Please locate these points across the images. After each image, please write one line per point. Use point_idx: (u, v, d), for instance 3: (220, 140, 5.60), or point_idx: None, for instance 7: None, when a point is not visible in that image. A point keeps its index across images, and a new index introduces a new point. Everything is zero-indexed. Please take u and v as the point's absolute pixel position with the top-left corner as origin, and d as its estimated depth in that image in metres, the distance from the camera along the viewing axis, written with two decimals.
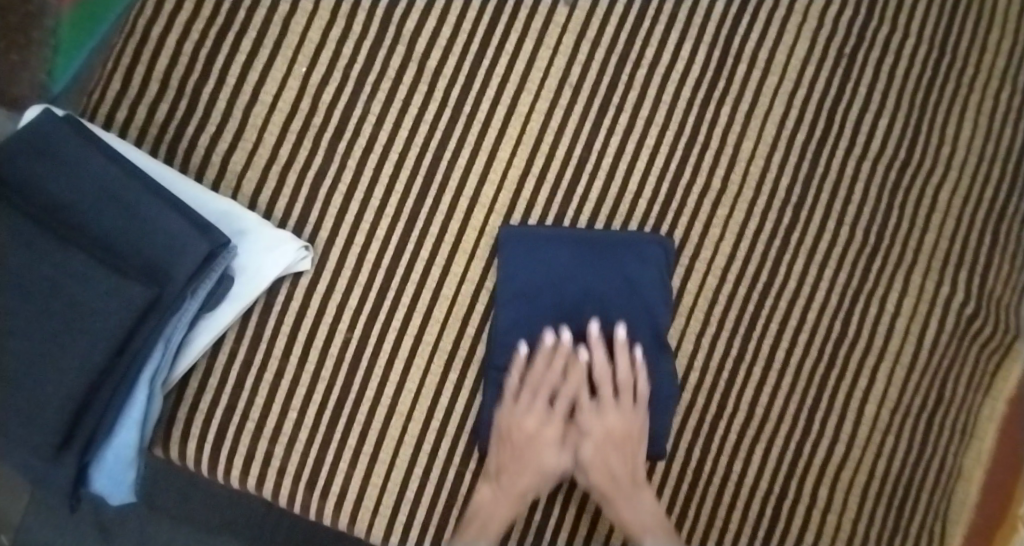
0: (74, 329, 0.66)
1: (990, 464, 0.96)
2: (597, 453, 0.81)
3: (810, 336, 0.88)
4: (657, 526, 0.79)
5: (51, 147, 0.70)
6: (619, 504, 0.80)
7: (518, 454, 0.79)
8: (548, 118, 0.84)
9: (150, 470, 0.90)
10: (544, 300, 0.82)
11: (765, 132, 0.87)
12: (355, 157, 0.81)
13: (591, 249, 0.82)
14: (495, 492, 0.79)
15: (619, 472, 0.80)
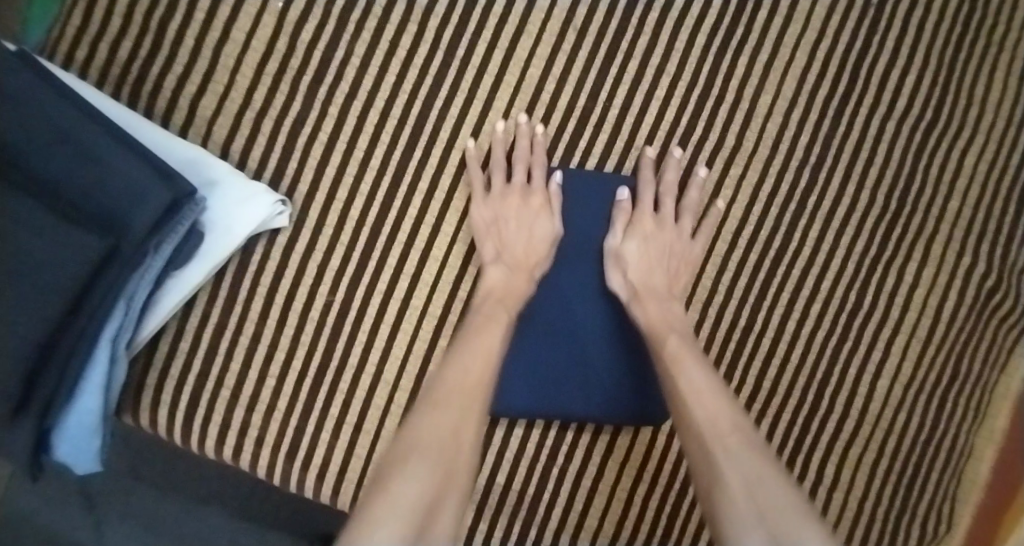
0: (21, 286, 0.60)
1: (1002, 447, 0.91)
2: (643, 255, 0.76)
3: (822, 307, 0.83)
4: (710, 394, 0.66)
5: None
6: (649, 303, 0.74)
7: (524, 228, 0.75)
8: (550, 65, 0.77)
9: (138, 443, 0.87)
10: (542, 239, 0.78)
11: (783, 88, 0.81)
12: (338, 103, 0.74)
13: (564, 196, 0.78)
14: (510, 271, 0.74)
15: (659, 281, 0.76)
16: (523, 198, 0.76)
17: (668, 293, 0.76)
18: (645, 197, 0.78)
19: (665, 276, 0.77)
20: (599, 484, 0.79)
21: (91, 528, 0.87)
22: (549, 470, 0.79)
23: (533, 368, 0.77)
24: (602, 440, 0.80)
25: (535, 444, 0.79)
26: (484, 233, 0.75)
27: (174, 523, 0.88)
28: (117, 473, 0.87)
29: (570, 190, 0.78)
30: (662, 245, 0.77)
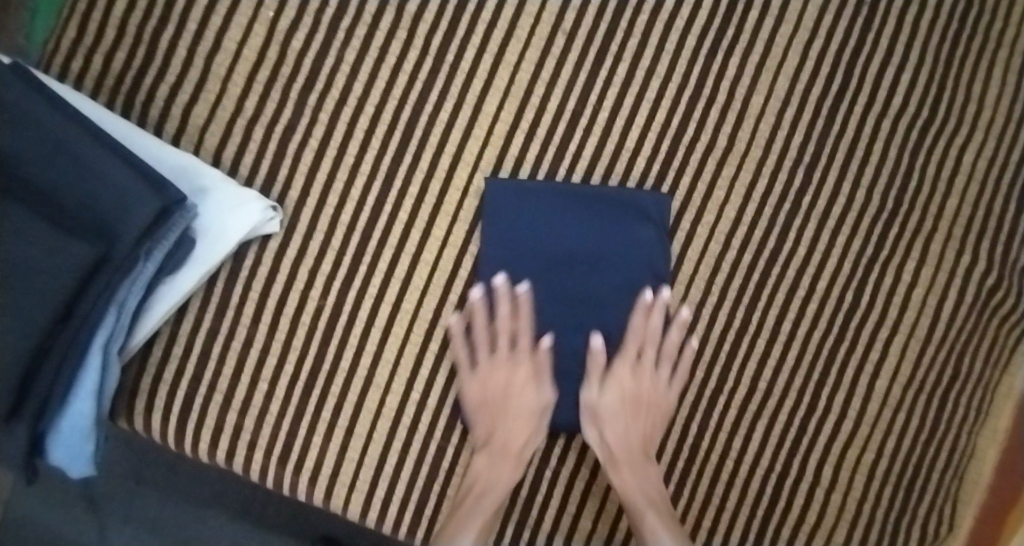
0: (10, 292, 0.60)
1: (1005, 448, 0.91)
2: (619, 408, 0.76)
3: (818, 307, 0.82)
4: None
5: None
6: (620, 468, 0.76)
7: (513, 409, 0.75)
8: (540, 68, 0.77)
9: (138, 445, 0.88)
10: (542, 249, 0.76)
11: (777, 87, 0.80)
12: (328, 109, 0.74)
13: (590, 201, 0.76)
14: (499, 456, 0.74)
15: (632, 436, 0.76)
16: (510, 371, 0.75)
17: (638, 451, 0.76)
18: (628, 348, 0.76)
19: (640, 433, 0.77)
20: (592, 488, 0.79)
21: (93, 528, 0.88)
22: (541, 474, 0.78)
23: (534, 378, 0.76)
24: (594, 446, 0.79)
25: None
26: (476, 406, 0.75)
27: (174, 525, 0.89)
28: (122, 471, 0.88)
29: (569, 200, 0.76)
30: (638, 399, 0.77)
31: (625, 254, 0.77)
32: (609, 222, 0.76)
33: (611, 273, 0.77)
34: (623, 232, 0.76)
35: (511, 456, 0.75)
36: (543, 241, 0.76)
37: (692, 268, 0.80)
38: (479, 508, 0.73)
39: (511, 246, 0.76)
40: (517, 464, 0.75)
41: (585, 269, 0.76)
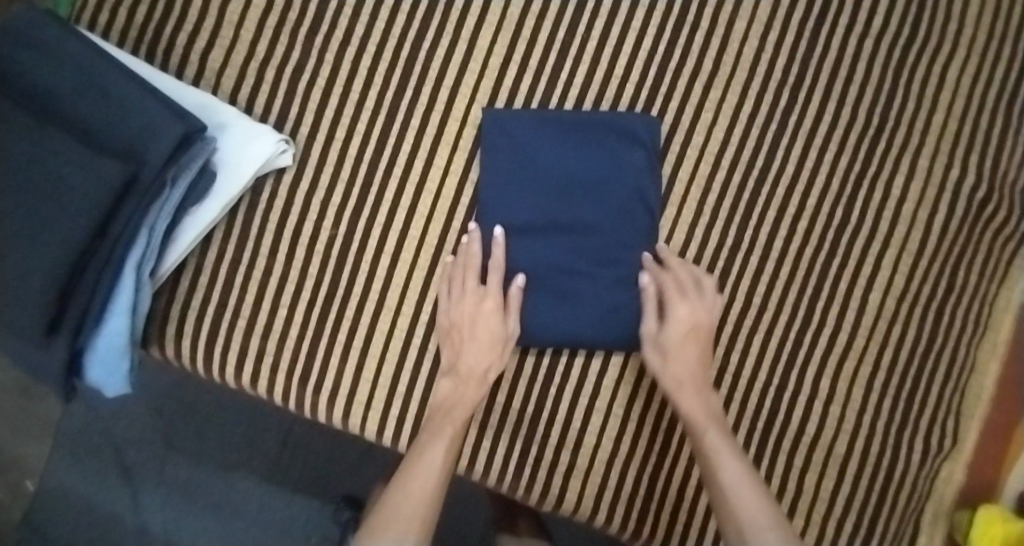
0: (53, 209, 0.66)
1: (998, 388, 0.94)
2: (679, 341, 0.78)
3: (809, 224, 0.85)
4: (746, 486, 0.72)
5: (27, 32, 0.70)
6: (688, 396, 0.77)
7: (477, 340, 0.77)
8: (530, 3, 0.81)
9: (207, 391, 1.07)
10: (539, 175, 0.80)
11: (759, 12, 0.84)
12: (333, 50, 0.80)
13: (582, 125, 0.80)
14: (462, 383, 0.77)
15: (695, 367, 0.78)
16: (477, 303, 0.78)
17: (701, 380, 0.78)
18: (669, 282, 0.79)
19: (698, 360, 0.79)
20: (596, 402, 0.83)
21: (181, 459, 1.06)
22: (547, 389, 0.82)
23: (535, 299, 0.80)
24: (596, 361, 0.83)
25: (532, 366, 0.82)
26: (444, 335, 0.78)
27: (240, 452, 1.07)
28: (193, 391, 1.07)
29: (565, 127, 0.80)
30: (698, 327, 0.78)
31: (620, 175, 0.81)
32: (602, 145, 0.80)
33: (605, 193, 0.81)
34: (615, 157, 0.80)
35: (475, 386, 0.77)
36: (540, 166, 0.80)
37: (685, 189, 0.84)
38: (442, 432, 0.75)
39: (510, 171, 0.80)
40: (478, 396, 0.77)
41: (581, 192, 0.80)
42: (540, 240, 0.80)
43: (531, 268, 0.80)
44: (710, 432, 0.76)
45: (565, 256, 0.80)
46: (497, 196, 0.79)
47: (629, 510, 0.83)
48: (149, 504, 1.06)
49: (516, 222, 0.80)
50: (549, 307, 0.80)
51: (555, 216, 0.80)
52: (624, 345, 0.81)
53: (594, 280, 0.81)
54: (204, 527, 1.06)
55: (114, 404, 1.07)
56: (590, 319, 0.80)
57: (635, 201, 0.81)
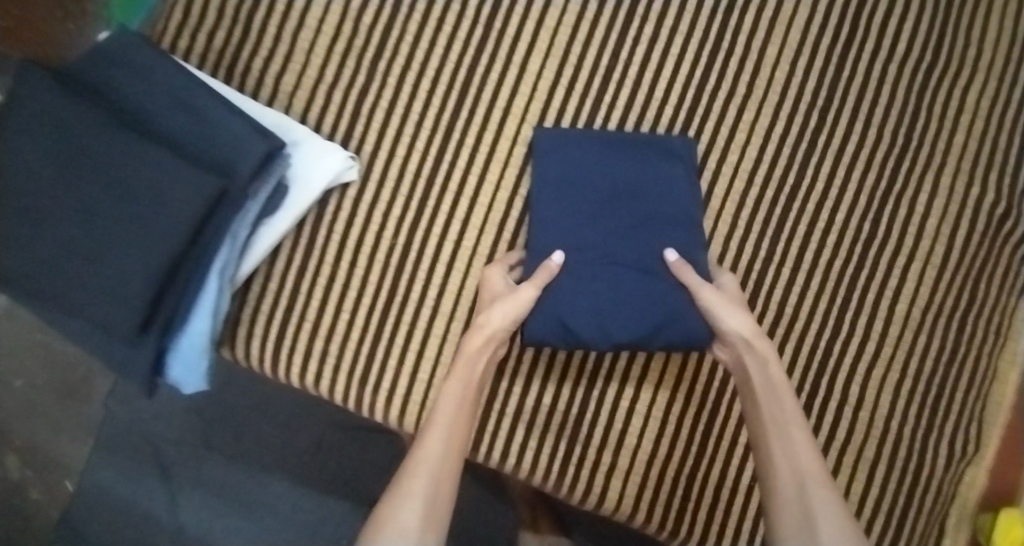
0: (151, 218, 0.72)
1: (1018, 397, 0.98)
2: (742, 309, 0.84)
3: (838, 238, 0.90)
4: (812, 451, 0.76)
5: (124, 57, 0.77)
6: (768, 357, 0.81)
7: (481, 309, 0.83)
8: (576, 30, 0.87)
9: (261, 395, 1.13)
10: (586, 186, 0.85)
11: (789, 39, 0.89)
12: (395, 74, 0.86)
13: (623, 140, 0.86)
14: (463, 352, 0.80)
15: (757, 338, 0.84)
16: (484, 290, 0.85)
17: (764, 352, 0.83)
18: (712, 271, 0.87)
19: None
20: (637, 404, 0.88)
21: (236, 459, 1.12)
22: (591, 391, 0.88)
23: (583, 297, 0.83)
24: (637, 365, 0.89)
25: (576, 368, 0.88)
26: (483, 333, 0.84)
27: (290, 453, 1.12)
28: (244, 392, 1.13)
29: (610, 144, 0.86)
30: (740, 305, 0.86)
31: (663, 185, 0.86)
32: (641, 158, 0.86)
33: (640, 202, 0.86)
34: (657, 169, 0.86)
35: (473, 341, 0.80)
36: (583, 174, 0.86)
37: (720, 205, 0.89)
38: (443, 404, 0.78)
39: (559, 184, 0.85)
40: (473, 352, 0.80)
41: (625, 202, 0.86)
42: (587, 245, 0.84)
43: (580, 269, 0.84)
44: (785, 393, 0.79)
45: (594, 256, 0.84)
46: (540, 199, 0.85)
47: (668, 509, 0.88)
48: (204, 503, 1.12)
49: (565, 229, 0.84)
50: (598, 305, 0.83)
51: (602, 223, 0.85)
52: (672, 343, 0.84)
53: (619, 280, 0.84)
54: (256, 526, 1.11)
55: (172, 405, 1.13)
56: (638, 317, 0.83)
57: (676, 209, 0.86)
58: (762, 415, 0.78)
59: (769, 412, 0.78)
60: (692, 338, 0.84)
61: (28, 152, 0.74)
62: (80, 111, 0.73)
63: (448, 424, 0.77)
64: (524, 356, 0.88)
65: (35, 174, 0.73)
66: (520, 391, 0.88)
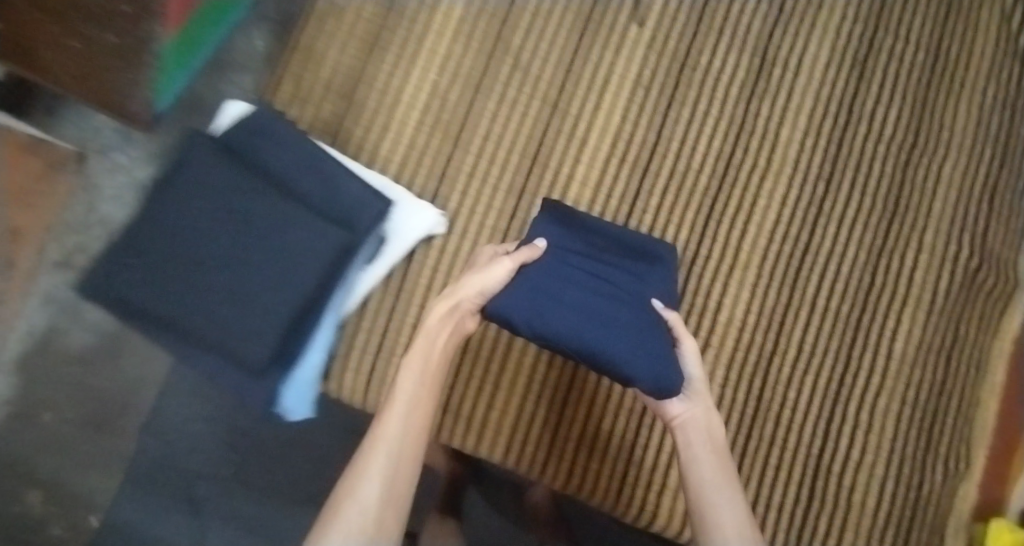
0: (288, 262, 0.85)
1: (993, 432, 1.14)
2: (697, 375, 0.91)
3: (846, 285, 1.04)
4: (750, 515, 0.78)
5: (261, 129, 0.92)
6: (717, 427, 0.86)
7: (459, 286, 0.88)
8: (626, 110, 1.04)
9: (321, 434, 1.22)
10: (586, 231, 0.92)
11: (798, 119, 1.07)
12: (476, 144, 1.02)
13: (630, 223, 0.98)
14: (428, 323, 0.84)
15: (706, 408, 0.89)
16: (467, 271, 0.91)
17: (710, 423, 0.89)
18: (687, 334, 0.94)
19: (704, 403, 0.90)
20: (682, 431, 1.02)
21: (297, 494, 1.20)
22: (642, 419, 1.01)
23: (562, 304, 0.86)
24: None
25: (630, 400, 1.01)
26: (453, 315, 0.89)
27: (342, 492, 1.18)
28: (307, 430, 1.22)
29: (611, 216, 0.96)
30: None
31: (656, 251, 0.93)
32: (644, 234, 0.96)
33: (635, 260, 0.92)
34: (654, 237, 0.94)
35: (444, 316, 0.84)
36: (586, 222, 0.93)
37: (746, 254, 1.03)
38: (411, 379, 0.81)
39: (562, 222, 0.92)
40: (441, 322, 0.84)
41: (619, 252, 0.92)
42: (576, 269, 0.89)
43: (564, 283, 0.87)
44: (732, 471, 0.82)
45: (582, 281, 0.88)
46: (546, 230, 0.91)
47: None
48: (264, 535, 1.19)
49: (558, 252, 0.90)
50: (574, 316, 0.85)
51: (593, 261, 0.91)
52: (638, 368, 0.83)
53: (599, 307, 0.86)
54: None
55: (210, 441, 1.22)
56: (611, 334, 0.84)
57: (663, 270, 0.92)
58: (708, 476, 0.80)
59: (716, 468, 0.81)
60: (660, 368, 0.83)
61: (180, 205, 0.86)
62: (230, 173, 0.87)
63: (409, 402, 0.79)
64: (586, 385, 1.02)
65: (188, 224, 0.85)
66: (583, 417, 1.01)
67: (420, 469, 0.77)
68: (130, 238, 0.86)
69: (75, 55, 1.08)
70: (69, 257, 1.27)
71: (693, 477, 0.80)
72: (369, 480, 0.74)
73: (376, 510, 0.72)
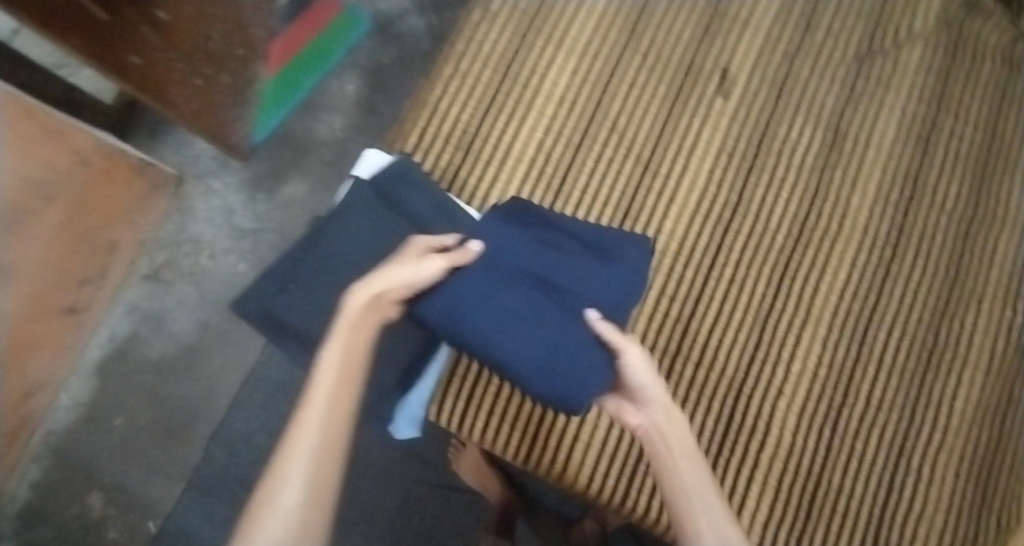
0: None
1: None
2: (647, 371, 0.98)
3: (909, 344, 1.12)
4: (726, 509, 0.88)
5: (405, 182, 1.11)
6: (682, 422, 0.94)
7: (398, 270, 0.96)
8: (711, 174, 1.16)
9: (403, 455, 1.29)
10: (527, 238, 1.01)
11: (869, 188, 1.17)
12: (574, 196, 1.15)
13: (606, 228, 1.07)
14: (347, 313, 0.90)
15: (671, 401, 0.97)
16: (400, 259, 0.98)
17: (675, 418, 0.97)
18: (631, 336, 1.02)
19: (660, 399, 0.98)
20: (755, 472, 1.07)
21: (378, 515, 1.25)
22: (717, 461, 1.07)
23: (491, 310, 0.94)
24: (755, 442, 1.08)
25: (706, 440, 1.08)
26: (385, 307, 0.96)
27: None
28: None
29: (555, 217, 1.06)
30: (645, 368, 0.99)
31: (598, 260, 1.02)
32: (610, 245, 1.04)
33: (579, 263, 1.01)
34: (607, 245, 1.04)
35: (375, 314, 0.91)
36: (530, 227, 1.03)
37: (818, 309, 1.12)
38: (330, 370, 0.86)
39: (509, 228, 1.01)
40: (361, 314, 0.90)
41: (559, 257, 1.00)
42: (510, 275, 0.97)
43: (493, 288, 0.96)
44: (698, 465, 0.91)
45: (524, 284, 0.97)
46: (485, 236, 1.00)
47: None
48: None
49: (492, 255, 0.98)
50: (500, 323, 0.94)
51: (531, 265, 0.99)
52: (557, 380, 0.93)
53: (530, 311, 0.95)
54: None
55: (269, 454, 1.54)
56: (535, 343, 0.93)
57: (599, 276, 1.00)
58: (684, 478, 0.89)
59: (685, 470, 0.90)
60: (581, 382, 0.92)
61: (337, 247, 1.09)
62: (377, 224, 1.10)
63: (331, 394, 0.85)
64: None
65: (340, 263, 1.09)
66: None
67: (341, 461, 0.83)
68: (292, 268, 1.10)
69: (194, 88, 1.38)
70: (157, 269, 1.61)
71: (668, 482, 0.90)
72: (290, 480, 0.79)
73: (300, 506, 0.78)
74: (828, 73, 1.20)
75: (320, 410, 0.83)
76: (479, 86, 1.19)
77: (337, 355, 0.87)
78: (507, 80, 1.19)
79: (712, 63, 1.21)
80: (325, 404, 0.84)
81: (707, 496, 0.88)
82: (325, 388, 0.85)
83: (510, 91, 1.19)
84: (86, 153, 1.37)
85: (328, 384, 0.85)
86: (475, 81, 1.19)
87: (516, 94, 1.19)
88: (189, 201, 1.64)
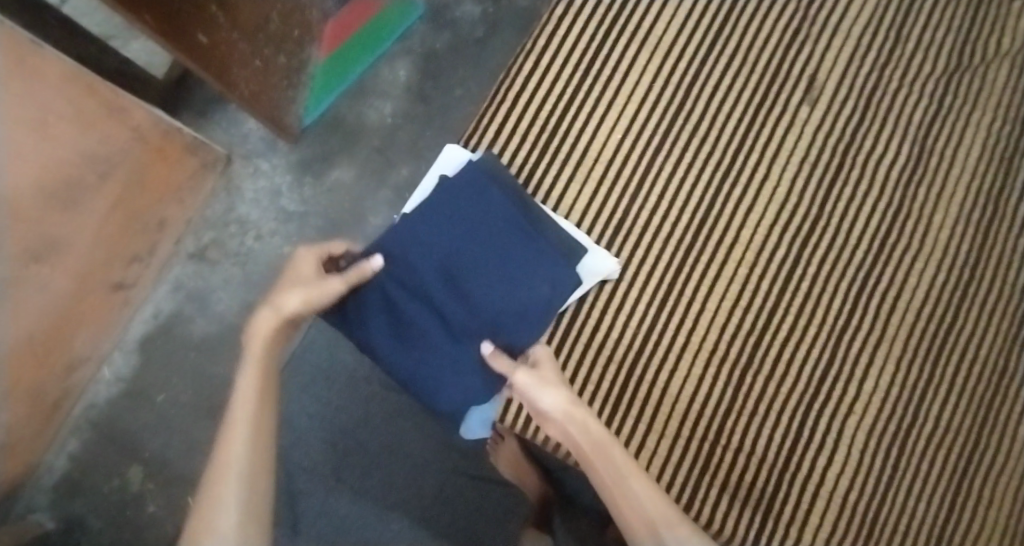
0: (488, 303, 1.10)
1: None
2: (547, 382, 0.99)
3: (982, 367, 1.11)
4: (659, 498, 0.91)
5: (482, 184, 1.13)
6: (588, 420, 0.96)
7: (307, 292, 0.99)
8: (791, 184, 1.15)
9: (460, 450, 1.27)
10: (437, 248, 1.09)
11: (950, 206, 1.15)
12: (650, 202, 1.15)
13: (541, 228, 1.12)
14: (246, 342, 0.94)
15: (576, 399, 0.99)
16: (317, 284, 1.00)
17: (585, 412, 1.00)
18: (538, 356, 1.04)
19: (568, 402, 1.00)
20: (821, 489, 1.07)
21: None
22: (782, 474, 1.08)
23: (393, 333, 1.10)
24: (823, 460, 1.08)
25: (772, 454, 1.08)
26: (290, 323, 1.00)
27: None
28: None
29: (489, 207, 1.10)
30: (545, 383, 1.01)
31: (514, 272, 1.10)
32: (527, 251, 1.10)
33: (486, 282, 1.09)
34: (527, 253, 1.10)
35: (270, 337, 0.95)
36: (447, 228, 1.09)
37: (893, 327, 1.11)
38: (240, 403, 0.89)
39: (424, 234, 1.09)
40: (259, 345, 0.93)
41: (467, 272, 1.09)
42: (414, 300, 1.09)
43: (391, 311, 1.09)
44: (610, 454, 0.94)
45: (421, 302, 1.09)
46: (394, 247, 1.08)
47: None
48: None
49: (397, 273, 1.09)
50: (397, 344, 1.10)
51: (435, 287, 1.09)
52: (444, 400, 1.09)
53: (427, 328, 1.09)
54: None
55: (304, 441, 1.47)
56: (425, 365, 1.09)
57: (508, 294, 1.09)
58: (605, 477, 0.92)
59: (605, 472, 0.93)
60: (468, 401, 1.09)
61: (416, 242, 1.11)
62: None
63: (247, 424, 0.88)
64: (732, 435, 1.09)
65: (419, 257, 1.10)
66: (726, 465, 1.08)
67: (271, 480, 0.88)
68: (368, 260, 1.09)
69: (251, 70, 1.33)
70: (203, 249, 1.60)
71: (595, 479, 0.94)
72: (222, 509, 0.83)
73: (232, 533, 0.83)
74: (916, 86, 1.18)
75: (236, 445, 0.87)
76: (559, 84, 1.18)
77: (240, 389, 0.90)
78: (589, 79, 1.18)
79: (798, 69, 1.19)
80: (235, 434, 0.87)
81: (632, 491, 0.91)
82: (240, 422, 0.88)
83: (591, 91, 1.18)
84: (145, 131, 1.33)
85: (236, 419, 0.88)
86: (555, 79, 1.18)
87: (597, 94, 1.18)
88: (237, 181, 1.62)
